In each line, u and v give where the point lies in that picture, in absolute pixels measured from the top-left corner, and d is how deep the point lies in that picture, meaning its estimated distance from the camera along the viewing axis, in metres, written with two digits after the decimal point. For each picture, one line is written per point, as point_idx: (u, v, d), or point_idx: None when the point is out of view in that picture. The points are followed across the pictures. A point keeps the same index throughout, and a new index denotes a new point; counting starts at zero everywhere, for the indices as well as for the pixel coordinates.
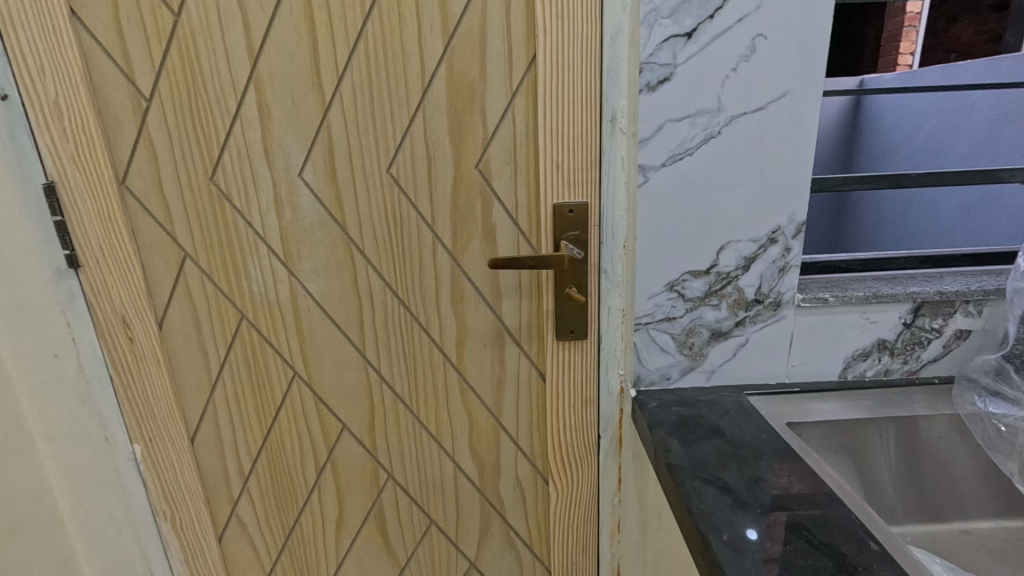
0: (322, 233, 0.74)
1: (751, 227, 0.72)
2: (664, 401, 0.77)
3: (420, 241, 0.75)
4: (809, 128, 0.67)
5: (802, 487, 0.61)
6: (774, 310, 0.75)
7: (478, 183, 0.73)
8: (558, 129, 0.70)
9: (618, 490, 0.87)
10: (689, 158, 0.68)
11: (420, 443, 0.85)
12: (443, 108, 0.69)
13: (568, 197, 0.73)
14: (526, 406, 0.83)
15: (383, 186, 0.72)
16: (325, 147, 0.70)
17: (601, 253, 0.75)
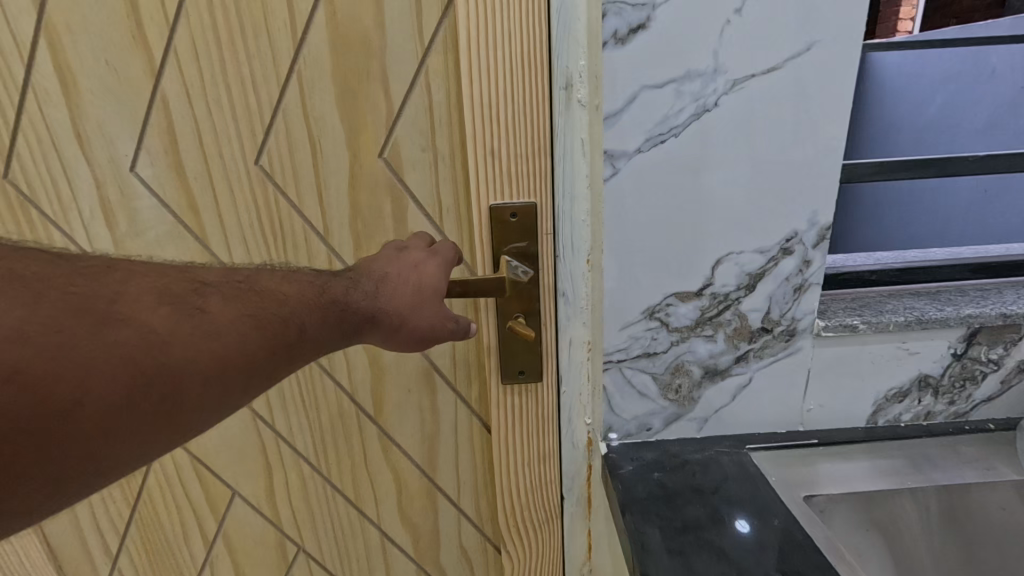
0: (173, 249, 0.56)
1: (758, 234, 0.53)
2: (643, 463, 0.59)
3: (311, 258, 0.57)
4: (841, 95, 0.48)
5: None
6: (787, 342, 0.57)
7: (384, 179, 0.54)
8: (493, 103, 0.50)
9: (589, 558, 0.68)
10: (673, 141, 0.49)
11: (335, 510, 0.68)
12: (327, 75, 0.50)
13: (512, 198, 0.52)
14: (468, 462, 0.66)
15: (251, 184, 0.53)
16: (164, 130, 0.51)
17: (558, 271, 0.55)
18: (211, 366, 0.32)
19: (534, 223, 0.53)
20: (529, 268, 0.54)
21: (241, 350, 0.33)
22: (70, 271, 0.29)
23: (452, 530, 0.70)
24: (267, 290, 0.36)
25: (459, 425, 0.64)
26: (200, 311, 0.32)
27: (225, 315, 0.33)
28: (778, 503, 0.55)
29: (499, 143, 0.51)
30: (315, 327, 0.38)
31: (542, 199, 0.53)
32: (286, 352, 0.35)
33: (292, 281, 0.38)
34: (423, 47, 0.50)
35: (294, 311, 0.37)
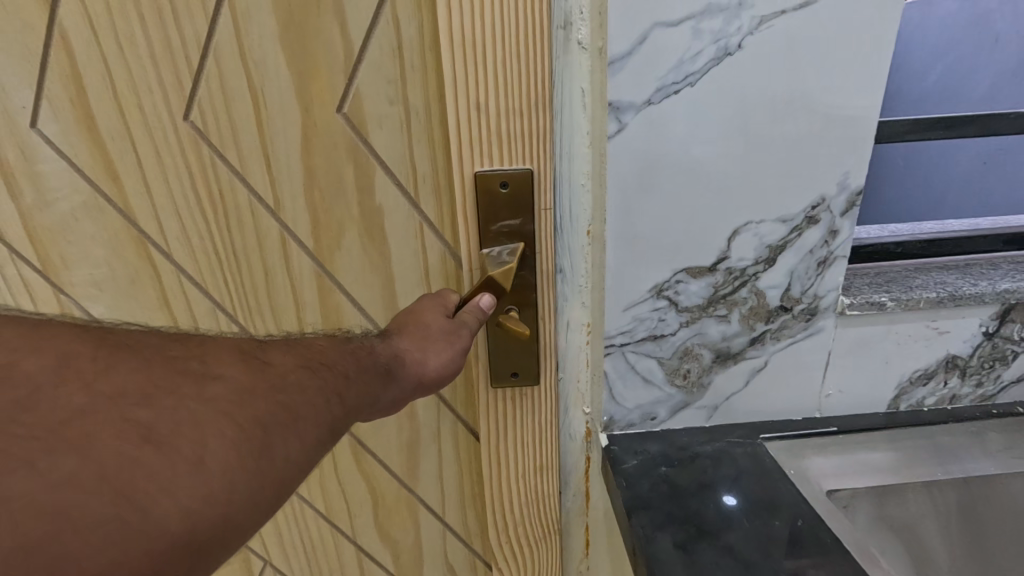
0: (92, 222, 0.55)
1: (782, 200, 0.46)
2: (648, 457, 0.54)
3: (257, 232, 0.54)
4: (882, 38, 0.41)
5: None
6: (807, 322, 0.51)
7: (343, 140, 0.50)
8: (475, 41, 0.41)
9: (586, 555, 0.63)
10: (689, 92, 0.42)
11: (306, 523, 0.68)
12: (267, 11, 0.46)
13: (502, 164, 0.44)
14: (452, 462, 0.63)
15: (178, 141, 0.51)
16: (67, 75, 0.49)
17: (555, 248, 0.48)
18: (307, 421, 0.28)
19: (527, 195, 0.45)
20: (522, 249, 0.46)
21: (325, 403, 0.30)
22: (154, 339, 0.27)
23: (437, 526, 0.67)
24: (319, 345, 0.34)
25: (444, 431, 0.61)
26: (276, 361, 0.29)
27: (299, 364, 0.30)
28: (796, 499, 0.50)
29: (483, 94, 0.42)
30: (371, 371, 0.35)
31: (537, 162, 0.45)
32: (349, 397, 0.32)
33: (332, 340, 0.36)
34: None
35: (347, 358, 0.34)
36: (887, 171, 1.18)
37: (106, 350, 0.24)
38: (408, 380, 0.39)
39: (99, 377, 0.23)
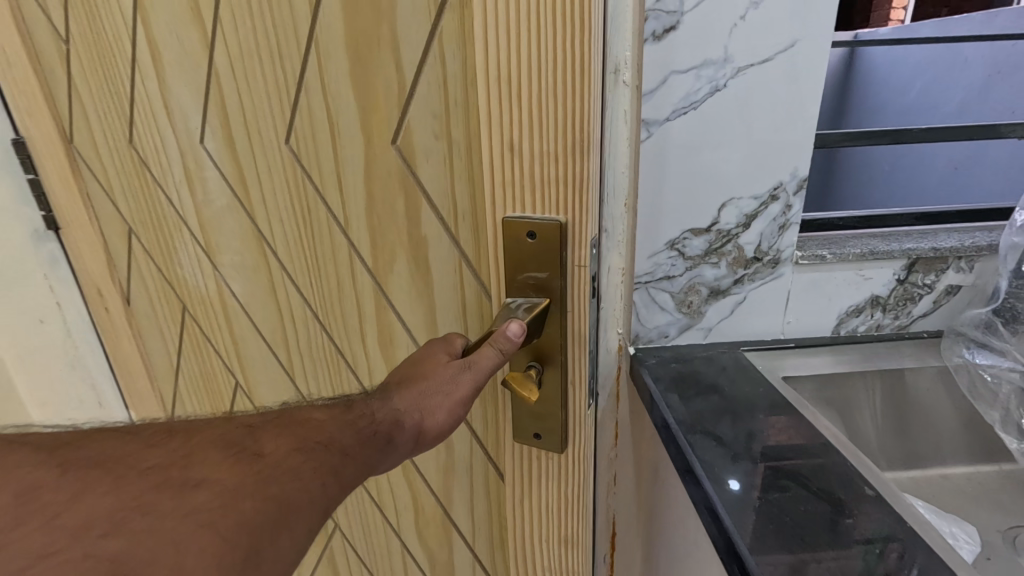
0: (232, 218, 0.78)
1: (753, 183, 0.71)
2: (662, 358, 0.79)
3: (332, 243, 0.70)
4: (815, 82, 0.66)
5: (792, 434, 0.65)
6: (773, 268, 0.76)
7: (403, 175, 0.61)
8: (510, 81, 0.45)
9: (615, 444, 0.88)
10: (694, 113, 0.67)
11: (365, 510, 0.93)
12: (341, 51, 0.58)
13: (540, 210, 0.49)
14: (482, 470, 0.76)
15: (283, 159, 0.68)
16: (219, 106, 0.69)
17: (589, 305, 0.53)
18: (292, 512, 0.36)
19: (551, 248, 0.50)
20: (543, 306, 0.52)
21: (313, 488, 0.39)
22: (138, 446, 0.35)
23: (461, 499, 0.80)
24: (314, 422, 0.43)
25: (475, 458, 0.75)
26: (269, 451, 0.38)
27: (291, 449, 0.39)
28: (760, 380, 0.74)
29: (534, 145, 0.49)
30: (365, 440, 0.45)
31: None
32: (332, 476, 0.41)
33: (321, 417, 0.44)
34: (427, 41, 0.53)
35: (344, 430, 0.44)
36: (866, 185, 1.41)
37: (73, 474, 0.31)
38: (390, 457, 0.47)
39: (66, 509, 0.30)
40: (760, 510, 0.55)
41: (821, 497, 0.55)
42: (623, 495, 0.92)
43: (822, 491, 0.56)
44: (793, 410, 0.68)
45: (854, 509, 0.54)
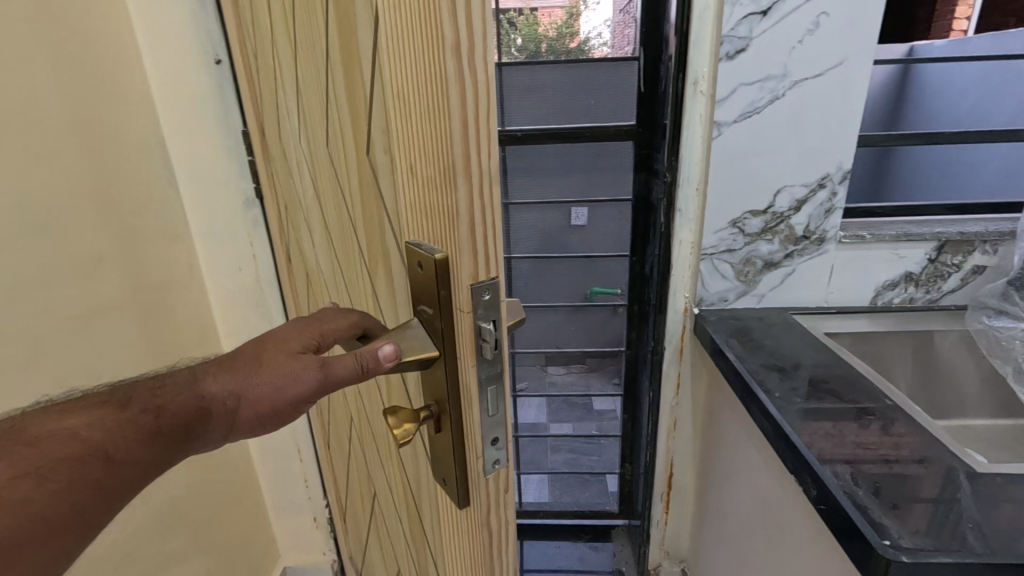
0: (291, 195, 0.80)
1: (804, 174, 0.87)
2: (721, 316, 0.95)
3: (351, 255, 0.60)
4: (859, 91, 0.82)
5: (829, 366, 0.79)
6: (819, 245, 0.92)
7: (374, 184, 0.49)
8: (396, 101, 0.34)
9: (677, 395, 1.06)
10: (758, 116, 0.84)
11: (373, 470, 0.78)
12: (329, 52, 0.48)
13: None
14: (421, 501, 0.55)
15: (320, 167, 0.61)
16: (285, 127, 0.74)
17: (480, 354, 0.38)
18: (44, 535, 0.34)
19: (434, 283, 0.35)
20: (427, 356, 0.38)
21: (68, 504, 0.36)
22: None
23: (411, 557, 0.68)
24: (76, 432, 0.38)
25: (416, 467, 0.54)
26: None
27: (33, 470, 0.35)
28: (805, 330, 0.89)
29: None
30: (155, 441, 0.42)
31: (670, 165, 0.91)
32: (101, 489, 0.38)
33: (86, 414, 0.40)
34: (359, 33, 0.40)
35: (126, 435, 0.40)
36: (923, 184, 1.50)
37: None
38: (196, 448, 0.45)
39: None
40: (802, 407, 0.69)
41: (849, 404, 0.70)
42: (682, 441, 1.11)
43: (851, 400, 0.70)
44: (831, 351, 0.83)
45: (875, 411, 0.68)
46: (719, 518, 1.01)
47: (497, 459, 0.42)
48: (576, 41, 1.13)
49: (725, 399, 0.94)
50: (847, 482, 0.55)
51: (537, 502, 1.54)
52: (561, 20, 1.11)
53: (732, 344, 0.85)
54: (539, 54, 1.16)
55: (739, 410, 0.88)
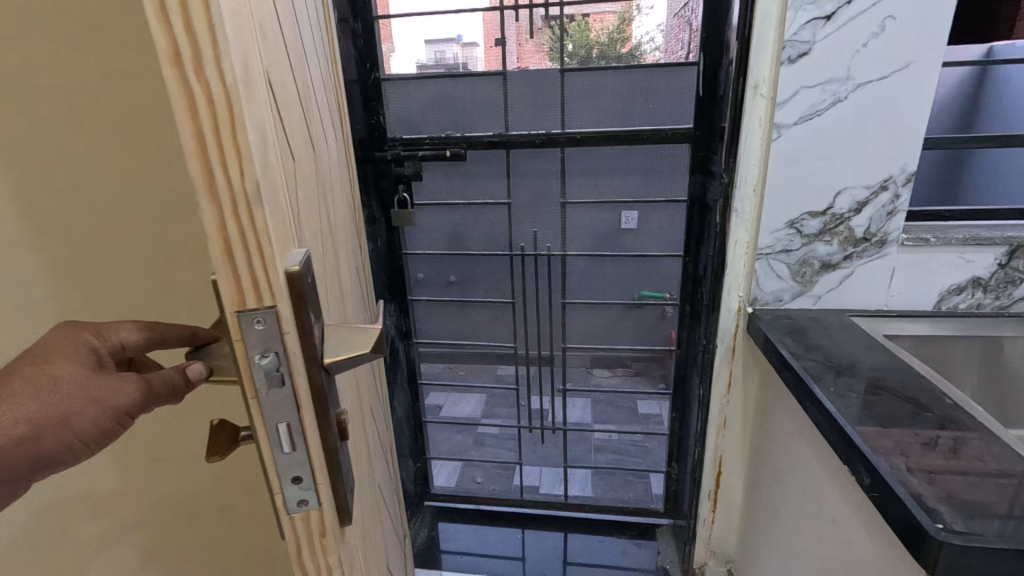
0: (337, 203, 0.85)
1: (866, 176, 0.88)
2: (776, 316, 0.96)
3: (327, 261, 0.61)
4: (927, 93, 0.82)
5: (890, 366, 0.79)
6: (880, 248, 0.91)
7: (308, 195, 0.50)
8: None
9: (728, 391, 1.08)
10: (819, 118, 0.86)
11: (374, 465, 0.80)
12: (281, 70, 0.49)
13: (291, 248, 0.38)
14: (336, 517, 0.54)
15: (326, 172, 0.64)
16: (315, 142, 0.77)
17: (259, 390, 0.35)
18: None
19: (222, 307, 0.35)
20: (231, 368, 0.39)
21: None
22: None
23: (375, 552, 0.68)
24: None
25: None
26: None
27: None
28: (863, 331, 0.89)
29: (278, 177, 0.37)
30: None
31: (727, 167, 0.94)
32: None
33: None
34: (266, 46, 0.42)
35: None
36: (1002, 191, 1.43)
37: None
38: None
39: None
40: (859, 403, 0.71)
41: (907, 401, 0.71)
42: (731, 439, 1.12)
43: (909, 398, 0.71)
44: (890, 352, 0.83)
45: (934, 409, 0.69)
46: (767, 517, 1.01)
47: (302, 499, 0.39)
48: (627, 46, 1.15)
49: (776, 393, 0.96)
50: (901, 471, 0.58)
51: (581, 497, 1.56)
52: (613, 25, 1.13)
53: (786, 342, 0.87)
54: (590, 60, 1.17)
55: (791, 406, 0.89)
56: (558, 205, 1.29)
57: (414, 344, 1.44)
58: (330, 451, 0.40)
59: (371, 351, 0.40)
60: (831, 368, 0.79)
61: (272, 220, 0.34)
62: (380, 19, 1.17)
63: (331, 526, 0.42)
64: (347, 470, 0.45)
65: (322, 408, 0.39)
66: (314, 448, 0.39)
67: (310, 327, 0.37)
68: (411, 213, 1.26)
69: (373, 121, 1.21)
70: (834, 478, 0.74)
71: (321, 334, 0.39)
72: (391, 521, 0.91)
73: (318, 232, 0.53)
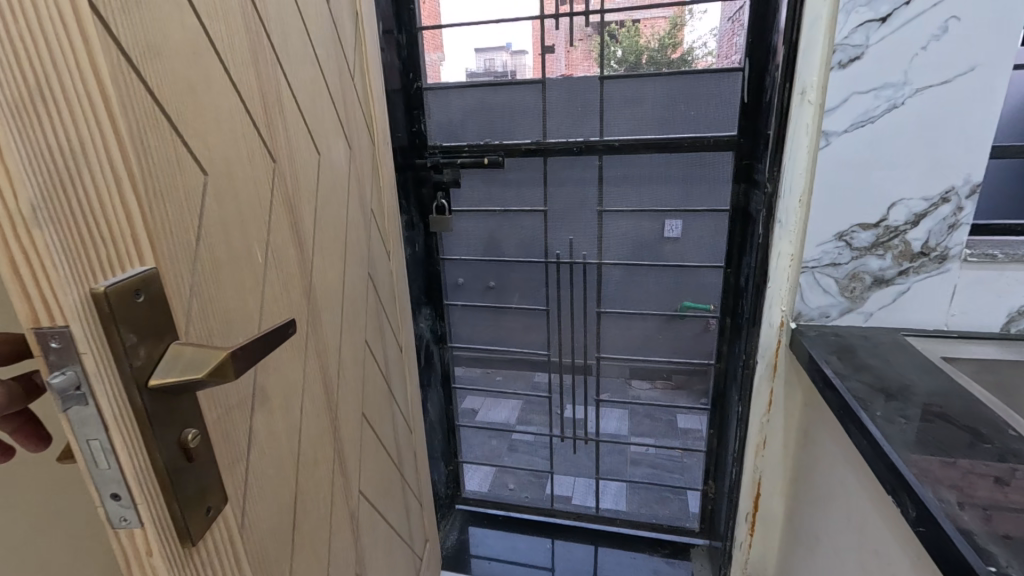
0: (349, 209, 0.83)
1: (923, 187, 0.82)
2: (822, 333, 0.91)
3: (280, 269, 0.58)
4: (996, 98, 0.76)
5: (947, 391, 0.74)
6: (940, 263, 0.85)
7: (211, 203, 0.45)
8: None
9: (768, 411, 1.04)
10: (871, 126, 0.81)
11: (359, 460, 0.81)
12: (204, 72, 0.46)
13: (123, 268, 0.33)
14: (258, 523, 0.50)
15: (284, 177, 0.60)
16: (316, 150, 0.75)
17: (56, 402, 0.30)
18: None
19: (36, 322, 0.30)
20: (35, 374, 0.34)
21: None
22: None
23: (328, 556, 0.67)
24: None
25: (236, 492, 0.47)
26: None
27: None
28: (919, 352, 0.83)
29: (106, 193, 0.32)
30: None
31: (771, 176, 0.93)
32: None
33: None
34: (143, 45, 0.37)
35: None
36: None
37: None
38: None
39: None
40: (908, 429, 0.66)
41: (966, 431, 0.65)
42: (770, 462, 1.08)
43: (967, 427, 0.66)
44: (948, 376, 0.77)
45: (996, 441, 0.63)
46: (807, 545, 0.96)
47: (125, 515, 0.33)
48: (678, 51, 1.12)
49: (817, 420, 0.92)
50: (952, 506, 0.54)
51: (614, 510, 1.53)
52: (663, 31, 1.11)
53: (831, 361, 0.82)
54: (639, 67, 1.15)
55: (834, 427, 0.85)
56: (596, 212, 1.28)
57: (448, 347, 1.47)
58: (165, 476, 0.35)
59: (210, 376, 0.35)
60: (881, 392, 0.73)
61: (69, 244, 0.29)
62: (426, 28, 1.20)
63: (169, 566, 0.36)
64: (203, 488, 0.39)
65: (146, 430, 0.34)
66: (137, 474, 0.34)
67: (126, 345, 0.33)
68: (449, 219, 1.30)
69: (413, 129, 1.26)
70: (879, 507, 0.70)
71: (158, 351, 0.35)
72: (383, 519, 0.93)
73: (232, 240, 0.49)
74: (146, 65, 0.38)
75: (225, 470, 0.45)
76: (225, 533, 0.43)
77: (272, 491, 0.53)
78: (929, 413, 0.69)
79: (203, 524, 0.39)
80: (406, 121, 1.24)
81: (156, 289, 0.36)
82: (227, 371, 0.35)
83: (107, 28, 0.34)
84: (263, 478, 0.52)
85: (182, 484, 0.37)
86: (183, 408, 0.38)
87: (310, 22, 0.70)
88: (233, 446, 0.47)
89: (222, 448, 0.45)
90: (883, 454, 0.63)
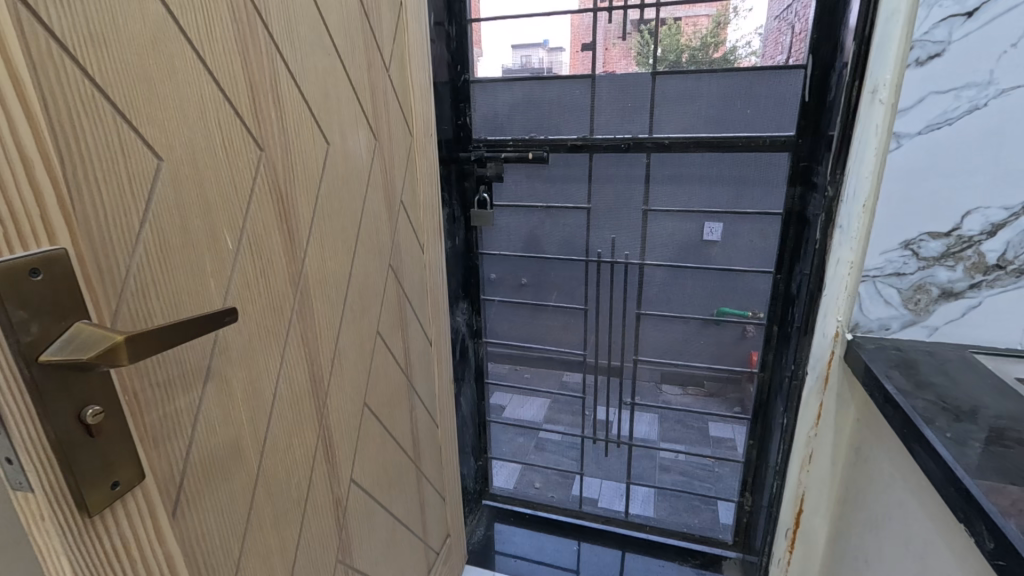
0: (371, 198, 0.83)
1: (1006, 194, 0.76)
2: (882, 346, 0.87)
3: (265, 258, 0.58)
4: None
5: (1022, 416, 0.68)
6: (1017, 278, 0.78)
7: (165, 189, 0.46)
8: None
9: (816, 423, 1.02)
10: (948, 128, 0.76)
11: (360, 449, 0.83)
12: (174, 61, 0.46)
13: (26, 247, 0.34)
14: (205, 501, 0.51)
15: (271, 161, 0.59)
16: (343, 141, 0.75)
17: None
18: None
19: None
20: None
21: None
22: None
23: (299, 547, 0.67)
24: None
25: (177, 471, 0.48)
26: None
27: None
28: (989, 372, 0.78)
29: (9, 171, 0.33)
30: None
31: (833, 180, 0.93)
32: None
33: None
34: (85, 35, 0.38)
35: None
36: None
37: None
38: None
39: None
40: (979, 453, 0.61)
41: None
42: (816, 479, 1.04)
43: None
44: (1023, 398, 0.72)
45: None
46: (853, 567, 0.91)
47: (22, 480, 0.35)
48: (720, 51, 1.08)
49: (868, 439, 0.88)
50: None
51: (643, 516, 1.49)
52: (706, 29, 1.07)
53: (892, 377, 0.78)
54: (679, 65, 1.11)
55: (890, 443, 0.81)
56: (640, 211, 1.25)
57: (483, 342, 1.47)
58: (61, 448, 0.36)
59: (99, 359, 0.35)
60: (948, 412, 0.69)
61: None
62: (472, 22, 1.20)
63: (62, 533, 0.37)
64: (115, 463, 0.40)
65: (37, 403, 0.35)
66: (31, 444, 0.35)
67: (15, 320, 0.33)
68: (491, 213, 1.31)
69: (459, 122, 1.26)
70: (940, 531, 0.66)
71: (58, 328, 0.36)
72: (387, 510, 0.93)
73: (195, 226, 0.49)
74: (85, 51, 0.38)
75: (157, 448, 0.45)
76: (148, 509, 0.43)
77: (221, 475, 0.53)
78: (1007, 439, 0.64)
79: (111, 500, 0.40)
80: (450, 113, 1.23)
81: (64, 268, 0.36)
82: (117, 355, 0.36)
83: (34, 15, 0.35)
84: (209, 462, 0.52)
85: (83, 460, 0.37)
86: (91, 384, 0.38)
87: (329, 14, 0.70)
88: (170, 425, 0.47)
89: (153, 425, 0.45)
90: (955, 480, 0.59)
